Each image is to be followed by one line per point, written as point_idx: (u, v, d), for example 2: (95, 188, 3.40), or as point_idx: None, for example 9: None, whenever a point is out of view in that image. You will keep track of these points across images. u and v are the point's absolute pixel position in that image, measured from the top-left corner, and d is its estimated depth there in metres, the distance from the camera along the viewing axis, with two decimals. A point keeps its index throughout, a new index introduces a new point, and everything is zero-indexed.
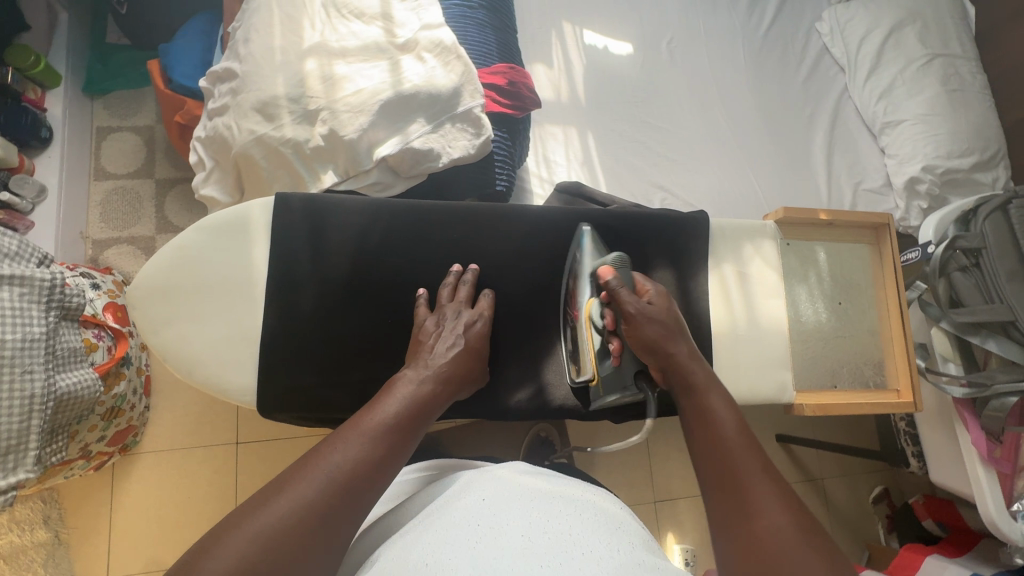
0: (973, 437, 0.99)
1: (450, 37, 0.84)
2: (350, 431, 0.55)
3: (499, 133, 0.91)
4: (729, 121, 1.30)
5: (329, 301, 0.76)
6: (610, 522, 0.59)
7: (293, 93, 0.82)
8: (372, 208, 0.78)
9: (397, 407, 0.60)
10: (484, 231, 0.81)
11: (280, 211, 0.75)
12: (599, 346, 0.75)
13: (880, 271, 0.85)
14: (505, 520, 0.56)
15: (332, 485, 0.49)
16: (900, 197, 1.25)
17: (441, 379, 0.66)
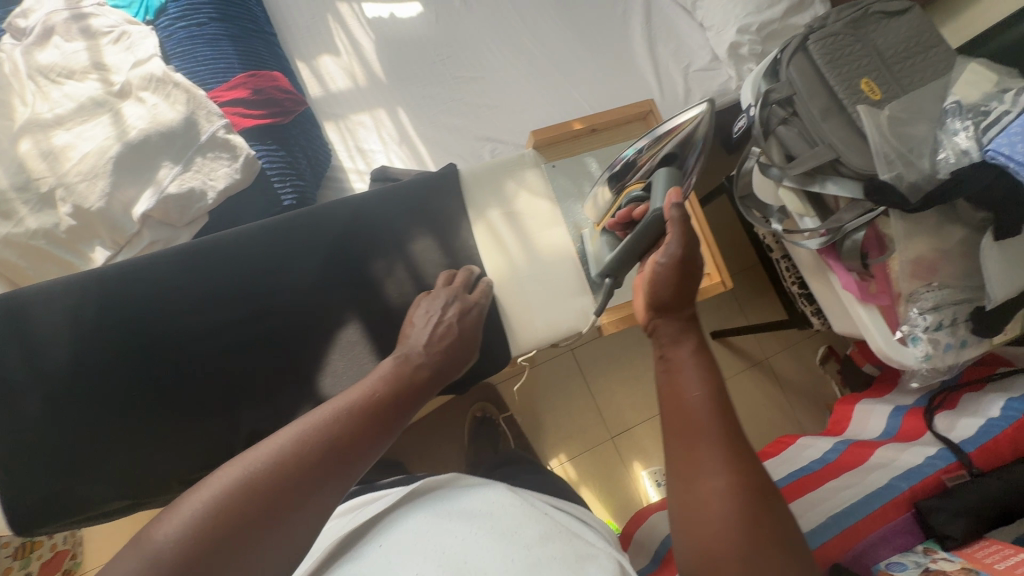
0: (844, 281, 0.97)
1: (161, 68, 0.79)
2: (321, 414, 0.53)
3: (267, 146, 0.86)
4: (541, 48, 1.24)
5: (77, 393, 0.67)
6: (510, 528, 0.52)
7: (18, 181, 0.75)
8: (102, 274, 0.70)
9: (376, 394, 0.57)
10: (204, 262, 0.71)
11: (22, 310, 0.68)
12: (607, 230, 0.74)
13: None
14: (396, 563, 0.47)
15: (289, 462, 0.48)
16: (729, 67, 1.20)
17: (419, 375, 0.62)
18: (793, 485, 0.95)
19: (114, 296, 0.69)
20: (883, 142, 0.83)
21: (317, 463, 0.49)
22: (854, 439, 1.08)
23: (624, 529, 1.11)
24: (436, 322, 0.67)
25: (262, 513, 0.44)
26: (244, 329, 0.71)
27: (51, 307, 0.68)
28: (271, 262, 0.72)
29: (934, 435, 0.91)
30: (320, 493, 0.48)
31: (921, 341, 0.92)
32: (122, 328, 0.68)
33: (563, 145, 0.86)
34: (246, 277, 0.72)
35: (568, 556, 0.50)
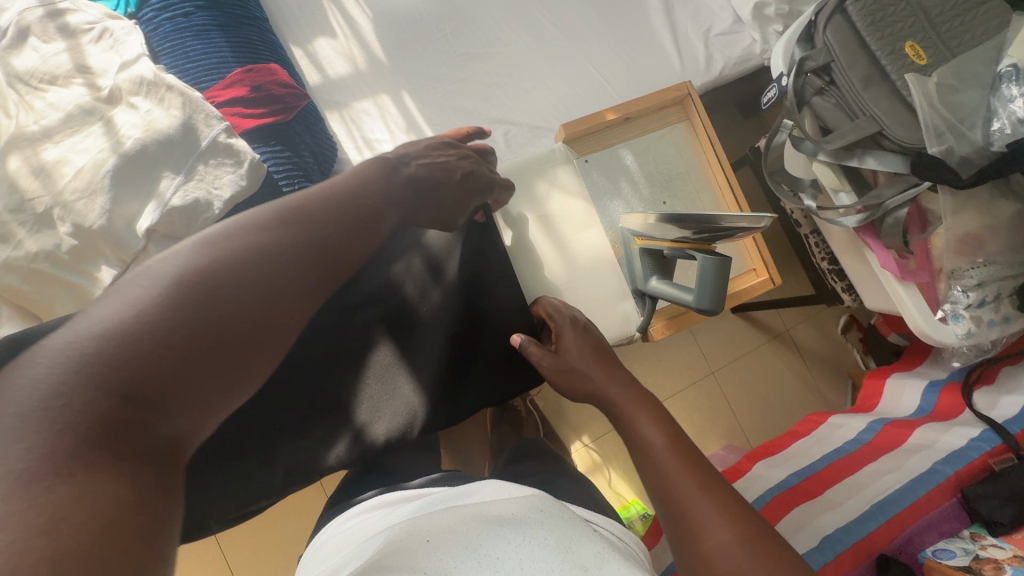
0: (882, 260, 0.93)
1: (151, 69, 0.73)
2: (260, 213, 0.45)
3: (269, 147, 0.80)
4: (550, 17, 1.15)
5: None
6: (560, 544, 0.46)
7: (11, 202, 0.70)
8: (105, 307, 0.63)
9: (312, 201, 0.48)
10: None
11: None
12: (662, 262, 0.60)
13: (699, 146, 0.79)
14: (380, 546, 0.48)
15: (199, 289, 0.37)
16: (754, 29, 1.12)
17: (374, 212, 0.54)
18: (830, 469, 0.94)
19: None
20: (932, 113, 0.77)
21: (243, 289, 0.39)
22: (887, 417, 1.06)
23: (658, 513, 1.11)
24: (441, 165, 0.63)
25: (179, 338, 0.35)
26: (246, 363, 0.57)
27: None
28: None
29: (974, 415, 0.89)
30: (250, 321, 0.39)
31: (963, 318, 0.89)
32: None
33: (593, 137, 0.78)
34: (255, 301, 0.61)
35: None
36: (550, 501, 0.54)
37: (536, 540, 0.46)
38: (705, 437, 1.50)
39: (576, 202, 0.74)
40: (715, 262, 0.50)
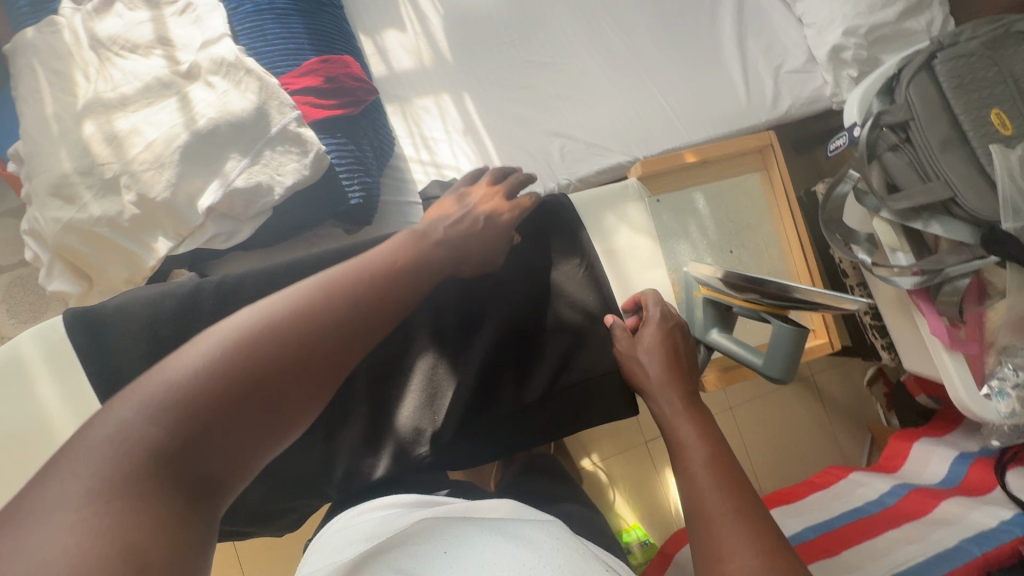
0: (933, 326, 0.91)
1: (232, 51, 0.73)
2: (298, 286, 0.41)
3: (333, 139, 0.80)
4: (620, 35, 1.14)
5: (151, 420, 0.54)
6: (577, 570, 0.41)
7: (82, 165, 0.72)
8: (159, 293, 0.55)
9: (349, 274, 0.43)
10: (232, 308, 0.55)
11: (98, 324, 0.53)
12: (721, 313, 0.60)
13: (774, 204, 0.78)
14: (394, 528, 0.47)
15: (169, 419, 0.32)
16: (827, 71, 1.10)
17: (398, 291, 0.45)
18: (849, 529, 0.92)
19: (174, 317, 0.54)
20: (1012, 188, 0.77)
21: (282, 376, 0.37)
22: (912, 483, 1.04)
23: (664, 546, 1.11)
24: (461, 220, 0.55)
25: (167, 471, 0.31)
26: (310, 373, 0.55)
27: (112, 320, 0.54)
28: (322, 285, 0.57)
29: (1007, 496, 0.87)
30: (229, 466, 0.34)
31: (1008, 397, 0.87)
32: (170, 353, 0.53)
33: (667, 175, 0.75)
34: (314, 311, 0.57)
35: None
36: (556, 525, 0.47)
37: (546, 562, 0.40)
38: None
39: (643, 241, 0.63)
40: (791, 333, 0.51)
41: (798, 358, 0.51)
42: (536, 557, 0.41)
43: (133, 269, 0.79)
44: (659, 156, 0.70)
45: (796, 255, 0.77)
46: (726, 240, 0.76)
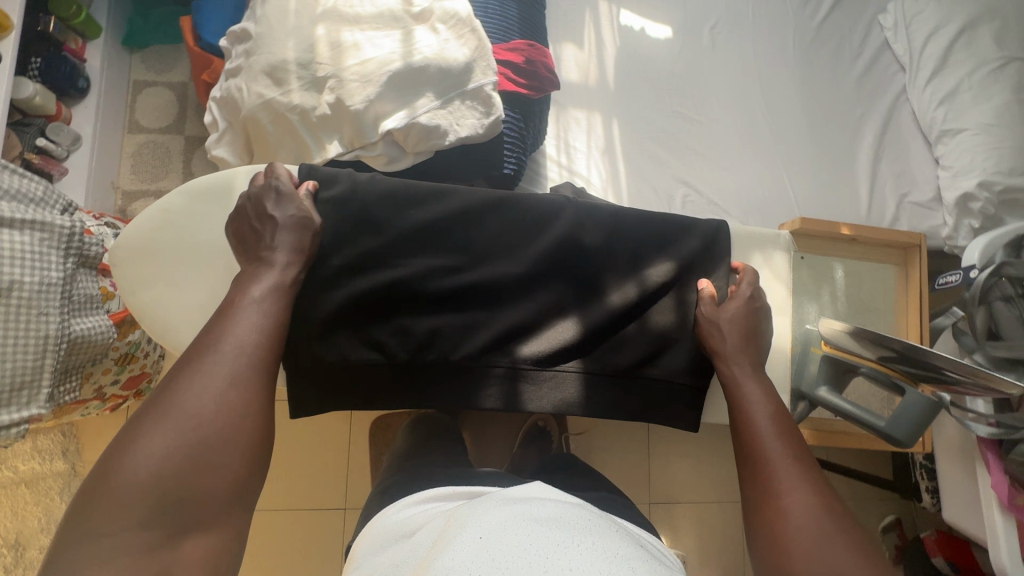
0: (994, 481, 0.91)
1: (464, 9, 0.82)
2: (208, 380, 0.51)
3: (510, 114, 0.88)
4: (768, 117, 1.21)
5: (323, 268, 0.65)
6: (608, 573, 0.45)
7: (303, 58, 0.80)
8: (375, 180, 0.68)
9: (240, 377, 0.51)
10: (441, 216, 0.68)
11: (304, 182, 0.66)
12: (839, 378, 0.66)
13: (903, 295, 0.84)
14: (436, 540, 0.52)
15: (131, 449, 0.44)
16: (950, 214, 1.15)
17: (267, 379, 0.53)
18: None
19: (378, 200, 0.67)
20: None
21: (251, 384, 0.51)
22: None
23: None
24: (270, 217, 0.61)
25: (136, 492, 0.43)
26: (466, 282, 0.68)
27: (329, 184, 0.66)
28: (508, 231, 0.70)
29: None
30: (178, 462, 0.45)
31: None
32: (368, 226, 0.67)
33: (818, 240, 0.83)
34: (480, 241, 0.69)
35: None
36: (593, 511, 0.56)
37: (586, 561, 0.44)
38: (707, 554, 1.48)
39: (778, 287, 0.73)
40: (921, 403, 0.59)
41: (923, 428, 0.60)
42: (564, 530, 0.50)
43: (299, 159, 0.86)
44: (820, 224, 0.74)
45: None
46: (849, 316, 0.82)
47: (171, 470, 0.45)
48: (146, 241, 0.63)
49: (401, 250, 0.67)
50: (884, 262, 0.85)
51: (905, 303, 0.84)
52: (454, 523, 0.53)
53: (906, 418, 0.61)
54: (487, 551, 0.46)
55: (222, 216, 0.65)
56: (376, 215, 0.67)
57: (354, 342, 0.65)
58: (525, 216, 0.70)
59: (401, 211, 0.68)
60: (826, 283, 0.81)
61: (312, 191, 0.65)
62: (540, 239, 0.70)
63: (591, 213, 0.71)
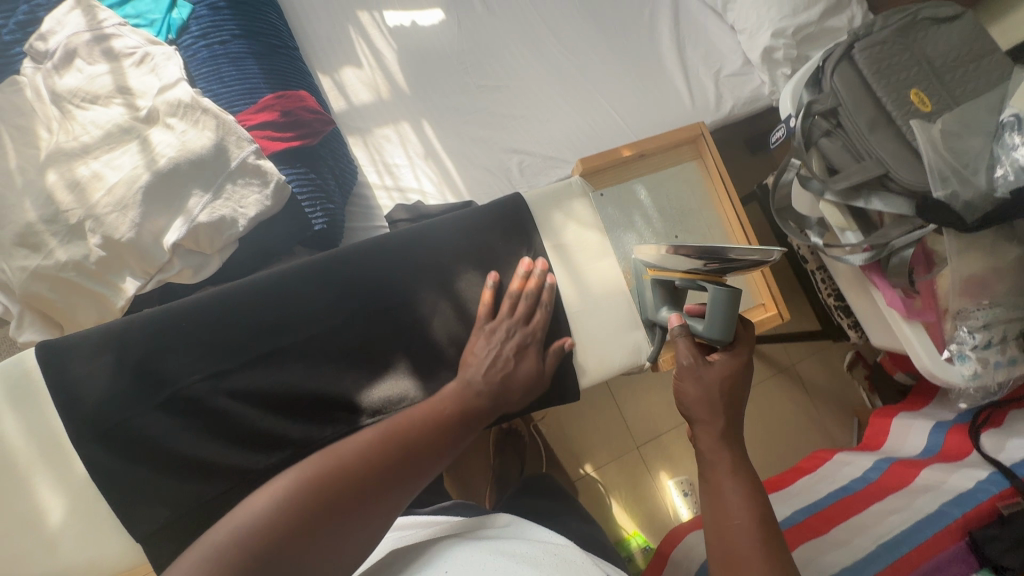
0: (888, 298, 0.94)
1: (188, 93, 0.77)
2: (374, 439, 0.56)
3: (293, 171, 0.84)
4: (566, 54, 1.20)
5: (133, 423, 0.61)
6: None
7: (46, 213, 0.74)
8: (157, 308, 0.65)
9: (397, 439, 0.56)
10: (236, 318, 0.66)
11: (65, 355, 0.61)
12: (672, 299, 0.71)
13: (712, 185, 0.85)
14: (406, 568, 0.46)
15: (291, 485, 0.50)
16: (763, 71, 1.17)
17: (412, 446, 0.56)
18: (836, 508, 0.95)
19: (169, 330, 0.64)
20: (938, 158, 0.81)
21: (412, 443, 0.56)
22: (894, 456, 1.06)
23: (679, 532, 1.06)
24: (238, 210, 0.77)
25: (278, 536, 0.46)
26: (293, 365, 0.67)
27: (93, 342, 0.62)
28: (309, 300, 0.68)
29: (982, 456, 0.89)
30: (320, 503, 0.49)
31: (969, 359, 0.90)
32: (162, 361, 0.63)
33: (612, 171, 0.84)
34: (289, 318, 0.67)
35: None
36: (570, 546, 0.49)
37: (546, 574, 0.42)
38: None
39: (591, 234, 0.78)
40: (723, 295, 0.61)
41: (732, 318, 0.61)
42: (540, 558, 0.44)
43: (103, 310, 0.79)
44: (598, 156, 0.79)
45: (737, 227, 0.83)
46: (675, 223, 0.84)
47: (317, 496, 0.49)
48: None
49: (206, 368, 0.64)
50: (682, 160, 0.87)
51: (716, 192, 0.85)
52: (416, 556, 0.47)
53: (716, 315, 0.62)
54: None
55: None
56: (172, 345, 0.64)
57: (199, 481, 0.62)
58: (318, 281, 0.69)
59: (191, 331, 0.64)
60: (634, 208, 0.83)
61: (78, 355, 0.61)
62: (340, 296, 0.69)
63: (382, 248, 0.72)
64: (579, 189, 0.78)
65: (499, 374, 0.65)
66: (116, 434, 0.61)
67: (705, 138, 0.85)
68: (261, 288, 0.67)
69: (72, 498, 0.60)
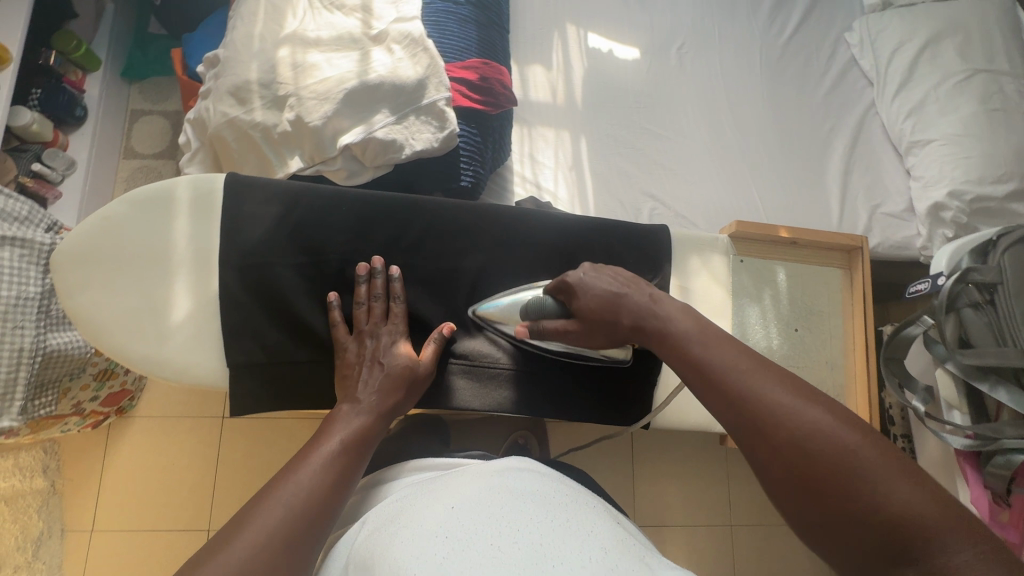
0: (974, 495, 0.88)
1: (418, 31, 0.87)
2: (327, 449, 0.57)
3: (467, 128, 0.91)
4: (736, 131, 1.22)
5: (266, 272, 0.69)
6: (586, 527, 0.50)
7: (265, 78, 0.84)
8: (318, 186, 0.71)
9: (343, 449, 0.58)
10: (381, 223, 0.72)
11: (244, 191, 0.69)
12: None
13: (848, 295, 0.86)
14: (433, 503, 0.54)
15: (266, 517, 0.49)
16: (923, 223, 1.14)
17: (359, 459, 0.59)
18: None
19: (322, 209, 0.71)
20: None
21: (357, 457, 0.59)
22: None
23: None
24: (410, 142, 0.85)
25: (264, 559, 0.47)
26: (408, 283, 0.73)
27: (260, 191, 0.69)
28: (446, 234, 0.75)
29: None
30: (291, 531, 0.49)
31: None
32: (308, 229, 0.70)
33: (760, 244, 0.85)
34: (424, 241, 0.74)
35: (627, 548, 0.49)
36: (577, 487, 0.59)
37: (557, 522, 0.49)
38: None
39: (718, 291, 0.80)
40: None
41: None
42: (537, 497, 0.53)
43: (263, 174, 0.89)
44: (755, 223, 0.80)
45: (860, 348, 0.84)
46: (797, 317, 0.84)
47: (289, 517, 0.50)
48: (83, 246, 0.66)
49: (342, 251, 0.71)
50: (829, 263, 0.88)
51: (850, 303, 0.86)
52: (436, 496, 0.56)
53: None
54: (465, 519, 0.50)
55: (165, 224, 0.68)
56: (321, 220, 0.70)
57: (296, 345, 0.70)
58: (462, 223, 0.75)
59: (343, 216, 0.71)
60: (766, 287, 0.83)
61: (255, 194, 0.69)
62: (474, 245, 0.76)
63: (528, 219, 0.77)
64: (723, 246, 0.81)
65: (398, 386, 0.66)
66: (247, 274, 0.68)
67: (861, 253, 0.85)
68: (412, 209, 0.74)
69: (193, 311, 0.68)
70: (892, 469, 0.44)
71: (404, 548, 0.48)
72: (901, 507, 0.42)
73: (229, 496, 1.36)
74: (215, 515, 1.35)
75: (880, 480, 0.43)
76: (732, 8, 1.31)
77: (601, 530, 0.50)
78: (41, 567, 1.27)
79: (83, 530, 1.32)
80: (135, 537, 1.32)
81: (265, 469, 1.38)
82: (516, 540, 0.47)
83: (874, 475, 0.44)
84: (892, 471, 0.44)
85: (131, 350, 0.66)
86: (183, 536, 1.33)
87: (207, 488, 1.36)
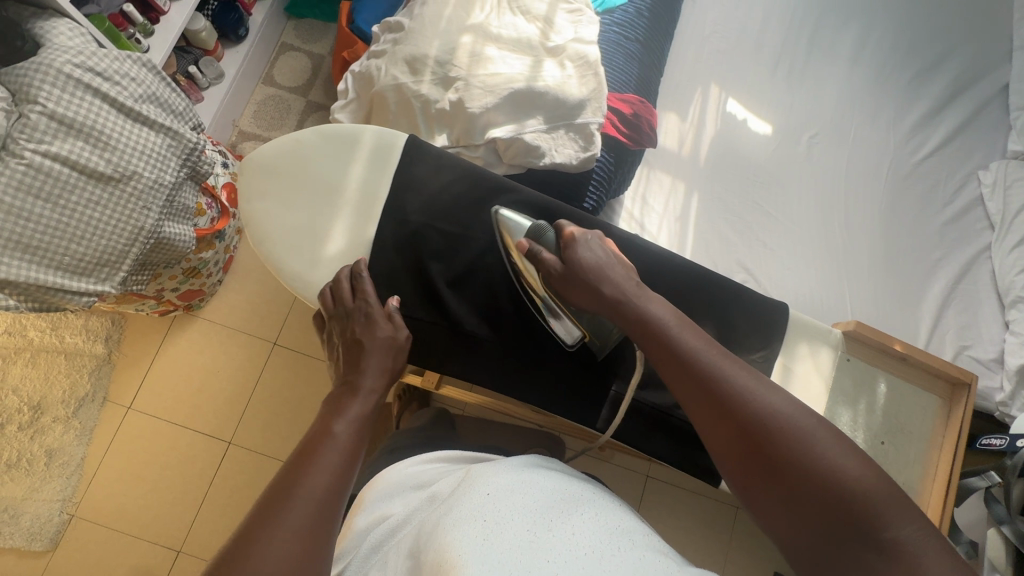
0: None
1: (593, 56, 0.92)
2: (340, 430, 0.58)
3: (605, 155, 0.95)
4: (844, 232, 1.23)
5: None
6: (608, 521, 0.54)
7: (442, 57, 0.89)
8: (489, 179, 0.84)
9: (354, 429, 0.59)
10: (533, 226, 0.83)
11: None
12: None
13: (941, 428, 0.87)
14: (463, 482, 0.58)
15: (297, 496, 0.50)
16: (1008, 379, 1.12)
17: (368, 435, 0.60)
18: None
19: None
20: None
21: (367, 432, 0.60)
22: None
23: None
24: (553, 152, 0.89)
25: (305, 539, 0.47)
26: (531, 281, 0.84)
27: None
28: None
29: None
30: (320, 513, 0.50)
31: None
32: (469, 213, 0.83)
33: (862, 348, 0.87)
34: None
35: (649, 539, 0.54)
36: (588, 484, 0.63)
37: (584, 516, 0.54)
38: None
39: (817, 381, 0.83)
40: None
41: None
42: (559, 499, 0.57)
43: None
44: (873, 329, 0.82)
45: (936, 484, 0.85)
46: (885, 432, 0.86)
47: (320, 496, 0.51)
48: (273, 161, 0.84)
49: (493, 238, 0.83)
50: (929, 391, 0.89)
51: (941, 436, 0.87)
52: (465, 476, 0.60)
53: None
54: (496, 504, 0.54)
55: (343, 164, 0.84)
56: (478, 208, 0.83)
57: None
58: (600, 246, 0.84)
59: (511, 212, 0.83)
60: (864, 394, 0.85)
61: None
62: None
63: (665, 262, 0.85)
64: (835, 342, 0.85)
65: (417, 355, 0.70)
66: None
67: (968, 392, 0.86)
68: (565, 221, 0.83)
69: (346, 242, 0.82)
70: (848, 454, 0.51)
71: (444, 528, 0.51)
72: (858, 486, 0.49)
73: (257, 416, 1.42)
74: (240, 430, 1.41)
75: (833, 463, 0.50)
76: (874, 114, 1.32)
77: (625, 521, 0.55)
78: (76, 425, 1.36)
79: (121, 405, 1.40)
80: (163, 426, 1.39)
81: (297, 403, 1.43)
82: (551, 533, 0.51)
83: (837, 459, 0.51)
84: (847, 456, 0.51)
85: (285, 259, 0.81)
86: (205, 440, 1.39)
87: (241, 403, 1.42)
